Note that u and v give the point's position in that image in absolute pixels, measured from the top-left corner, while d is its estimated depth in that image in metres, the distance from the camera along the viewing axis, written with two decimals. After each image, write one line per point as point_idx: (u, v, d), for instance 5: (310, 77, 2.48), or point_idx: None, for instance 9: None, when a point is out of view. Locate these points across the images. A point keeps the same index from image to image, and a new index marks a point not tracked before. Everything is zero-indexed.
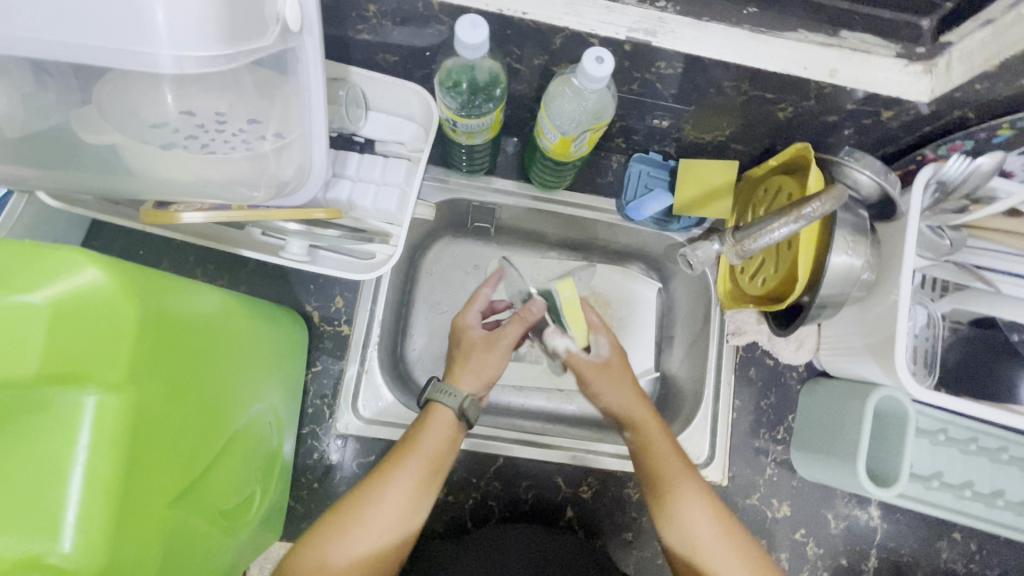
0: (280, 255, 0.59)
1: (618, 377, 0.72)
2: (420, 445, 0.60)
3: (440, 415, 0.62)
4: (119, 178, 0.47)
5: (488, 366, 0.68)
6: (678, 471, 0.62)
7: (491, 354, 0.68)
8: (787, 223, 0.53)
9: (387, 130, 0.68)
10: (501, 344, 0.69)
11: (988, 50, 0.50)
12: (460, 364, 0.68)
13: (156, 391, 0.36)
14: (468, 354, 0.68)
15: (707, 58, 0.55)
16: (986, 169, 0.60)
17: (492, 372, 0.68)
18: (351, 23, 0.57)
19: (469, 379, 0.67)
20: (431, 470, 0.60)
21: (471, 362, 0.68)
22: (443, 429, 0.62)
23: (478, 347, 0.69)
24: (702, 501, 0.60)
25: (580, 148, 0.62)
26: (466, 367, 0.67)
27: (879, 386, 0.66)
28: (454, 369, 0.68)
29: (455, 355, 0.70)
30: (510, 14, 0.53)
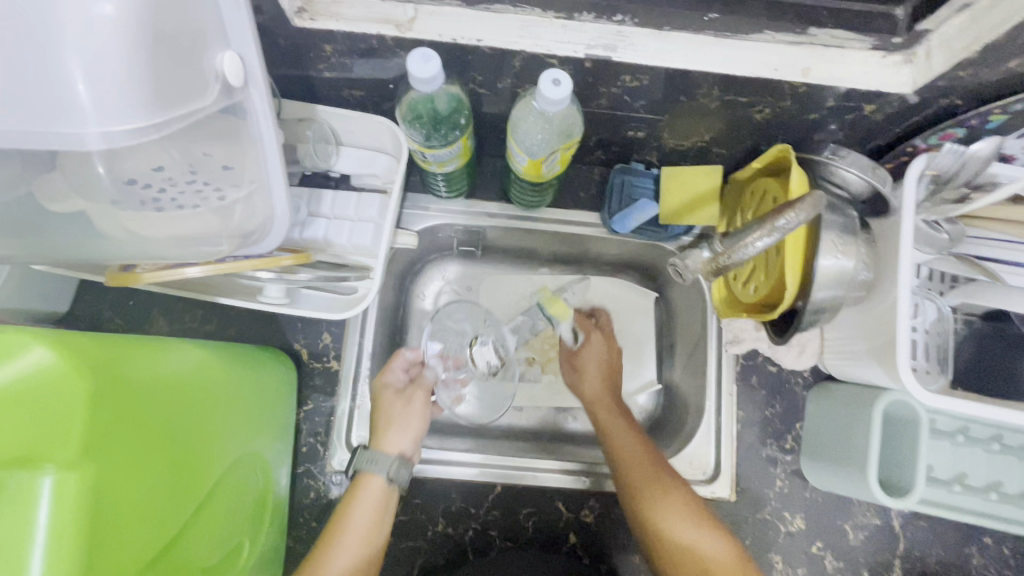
0: (258, 300, 0.59)
1: (604, 352, 0.79)
2: (363, 498, 0.60)
3: (372, 483, 0.60)
4: (87, 244, 0.47)
5: (417, 425, 0.65)
6: (636, 466, 0.64)
7: (416, 409, 0.66)
8: (760, 237, 0.51)
9: (361, 164, 0.66)
10: (418, 393, 0.68)
11: (968, 34, 0.47)
12: (384, 427, 0.64)
13: (124, 457, 0.37)
14: (398, 417, 0.65)
15: (672, 68, 0.53)
16: (984, 155, 0.57)
17: (416, 422, 0.65)
18: (313, 63, 0.58)
19: (399, 445, 0.63)
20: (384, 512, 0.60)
21: (397, 425, 0.64)
22: (375, 498, 0.60)
23: (399, 407, 0.65)
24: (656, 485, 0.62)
25: (552, 167, 0.60)
26: (392, 430, 0.64)
27: (886, 390, 0.63)
28: (378, 435, 0.64)
29: (375, 417, 0.66)
30: (465, 43, 0.52)
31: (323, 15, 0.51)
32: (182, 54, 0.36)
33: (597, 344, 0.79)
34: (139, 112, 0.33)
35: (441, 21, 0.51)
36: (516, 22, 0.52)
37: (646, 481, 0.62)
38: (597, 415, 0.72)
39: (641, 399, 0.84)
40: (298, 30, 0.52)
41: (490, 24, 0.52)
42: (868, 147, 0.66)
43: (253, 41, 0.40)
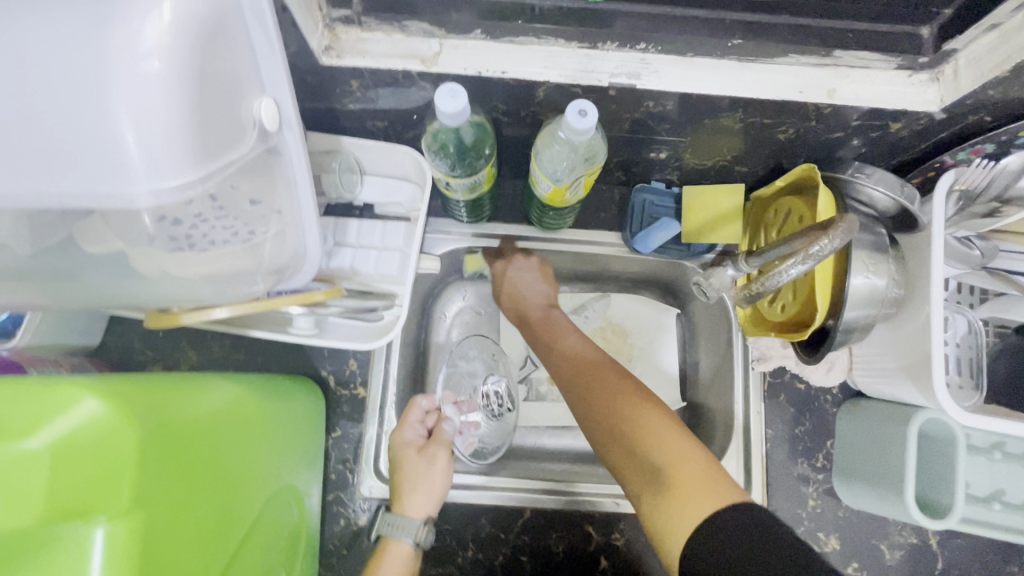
0: (288, 332, 0.59)
1: (539, 275, 0.76)
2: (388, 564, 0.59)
3: (398, 548, 0.61)
4: (126, 286, 0.48)
5: (439, 483, 0.64)
6: (593, 392, 0.60)
7: (437, 465, 0.65)
8: (794, 264, 0.50)
9: (384, 193, 0.67)
10: (438, 448, 0.66)
11: (998, 53, 0.47)
12: (404, 490, 0.63)
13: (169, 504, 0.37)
14: (418, 479, 0.63)
15: (696, 93, 0.53)
16: (1015, 169, 0.57)
17: (438, 480, 0.64)
18: (338, 97, 0.59)
19: (419, 508, 0.62)
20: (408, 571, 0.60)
21: (418, 487, 0.63)
22: (400, 563, 0.60)
23: (419, 467, 0.64)
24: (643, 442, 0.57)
25: (576, 193, 0.61)
26: (414, 493, 0.63)
27: (920, 408, 0.62)
28: (399, 496, 0.63)
29: (393, 476, 0.65)
30: (489, 75, 0.53)
31: (349, 52, 0.52)
32: (223, 105, 0.37)
33: (523, 271, 0.75)
34: (185, 167, 0.35)
35: (465, 55, 0.52)
36: (539, 52, 0.52)
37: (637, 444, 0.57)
38: (575, 384, 0.63)
39: None
40: (325, 67, 0.53)
41: (514, 55, 0.52)
42: (891, 163, 0.65)
43: (287, 84, 0.41)
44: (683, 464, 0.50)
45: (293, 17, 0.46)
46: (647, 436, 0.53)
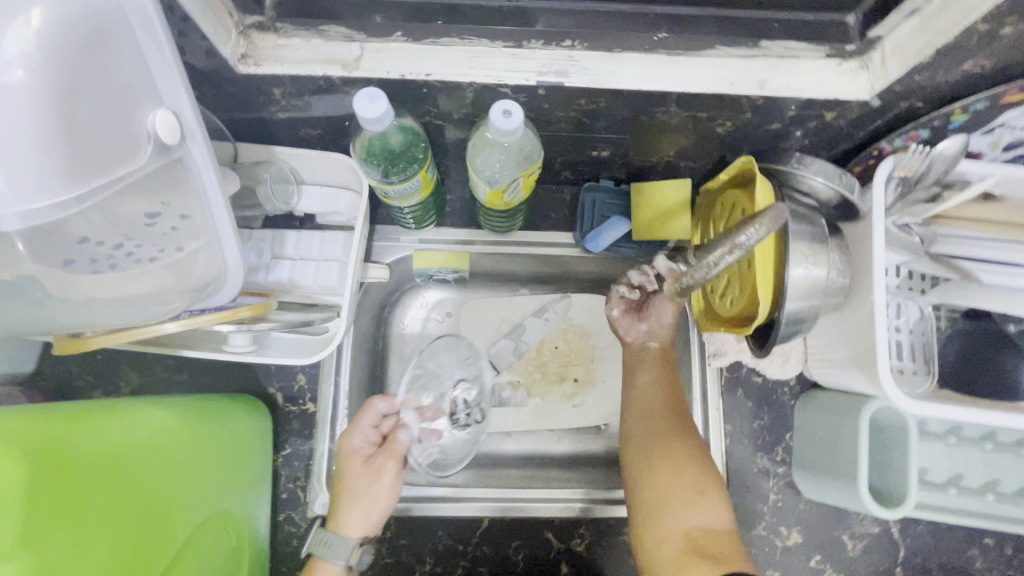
0: (223, 350, 0.57)
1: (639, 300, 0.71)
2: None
3: (326, 568, 0.58)
4: (34, 314, 0.46)
5: (383, 499, 0.61)
6: (651, 420, 0.64)
7: (383, 480, 0.61)
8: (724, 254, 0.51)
9: (323, 202, 0.65)
10: (389, 459, 0.62)
11: (921, 39, 0.47)
12: (343, 505, 0.60)
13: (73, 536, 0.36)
14: (357, 494, 0.60)
15: (626, 89, 0.52)
16: (952, 153, 0.56)
17: (384, 494, 0.61)
18: (264, 106, 0.57)
19: (359, 525, 0.60)
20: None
21: (355, 506, 0.60)
22: None
23: (363, 481, 0.61)
24: (677, 437, 0.62)
25: (516, 194, 0.60)
26: (355, 508, 0.60)
27: (870, 397, 0.62)
28: (339, 510, 0.61)
29: (337, 486, 0.62)
30: (413, 78, 0.51)
31: (267, 60, 0.50)
32: (105, 118, 0.36)
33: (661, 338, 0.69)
34: (55, 183, 0.34)
35: (387, 58, 0.50)
36: (464, 53, 0.51)
37: (665, 435, 0.62)
38: (635, 423, 0.65)
39: None
40: (242, 75, 0.51)
41: (438, 57, 0.51)
42: (833, 152, 0.65)
43: (187, 96, 0.39)
44: (716, 541, 0.55)
45: (196, 24, 0.44)
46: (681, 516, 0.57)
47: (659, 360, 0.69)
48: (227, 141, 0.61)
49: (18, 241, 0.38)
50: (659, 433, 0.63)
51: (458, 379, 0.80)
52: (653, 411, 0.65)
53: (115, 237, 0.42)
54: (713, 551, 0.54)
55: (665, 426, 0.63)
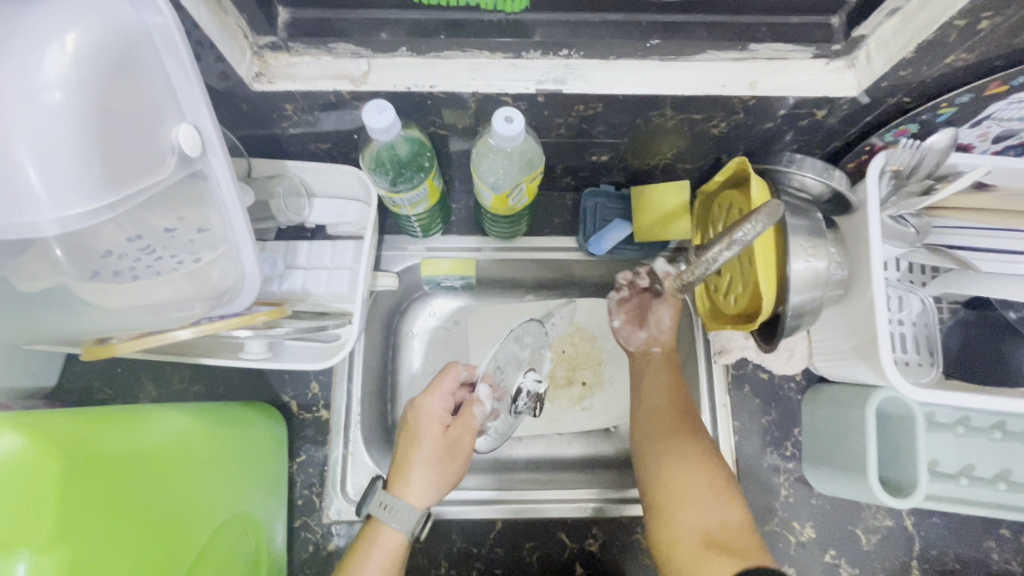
0: (241, 357, 0.60)
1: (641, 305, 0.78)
2: (382, 542, 0.58)
3: (385, 529, 0.59)
4: (64, 321, 0.48)
5: (453, 466, 0.62)
6: (662, 404, 0.68)
7: (454, 448, 0.63)
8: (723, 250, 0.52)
9: (334, 213, 0.67)
10: (464, 429, 0.64)
11: (902, 36, 0.49)
12: (413, 470, 0.60)
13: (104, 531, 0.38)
14: (430, 461, 0.61)
15: (622, 94, 0.54)
16: (942, 147, 0.58)
17: (456, 462, 0.62)
18: (277, 122, 0.60)
19: (422, 490, 0.60)
20: (397, 566, 0.58)
21: (427, 473, 0.60)
22: (388, 545, 0.58)
23: (437, 449, 0.62)
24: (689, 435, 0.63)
25: (520, 199, 0.62)
26: (420, 473, 0.60)
27: (877, 387, 0.63)
28: (405, 475, 0.61)
29: (407, 448, 0.62)
30: (418, 90, 0.54)
31: (279, 76, 0.53)
32: (134, 133, 0.38)
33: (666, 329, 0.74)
34: (91, 196, 0.36)
35: (393, 73, 0.54)
36: (466, 66, 0.54)
37: (678, 431, 0.64)
38: (645, 403, 0.69)
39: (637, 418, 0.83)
40: (257, 93, 0.54)
41: (441, 70, 0.54)
42: (826, 150, 0.67)
43: (209, 114, 0.42)
44: (725, 527, 0.55)
45: (216, 45, 0.47)
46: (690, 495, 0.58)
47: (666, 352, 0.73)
48: (242, 156, 0.63)
49: (54, 248, 0.40)
50: (674, 432, 0.64)
51: (526, 368, 0.79)
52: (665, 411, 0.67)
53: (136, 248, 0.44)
54: (729, 545, 0.53)
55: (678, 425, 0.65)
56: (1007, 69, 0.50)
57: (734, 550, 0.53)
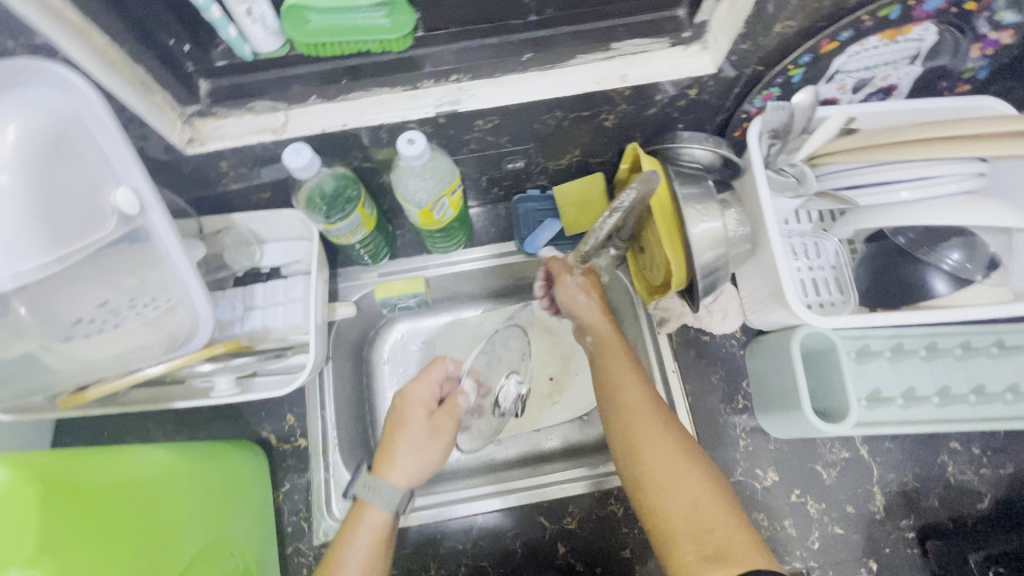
0: (210, 397, 0.64)
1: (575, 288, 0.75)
2: (364, 525, 0.61)
3: (369, 513, 0.62)
4: (36, 380, 0.53)
5: (436, 452, 0.66)
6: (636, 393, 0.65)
7: (438, 434, 0.67)
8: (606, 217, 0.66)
9: (284, 253, 0.75)
10: (446, 420, 0.68)
11: (733, 14, 0.56)
12: (398, 451, 0.64)
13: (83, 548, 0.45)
14: (415, 445, 0.65)
15: (512, 104, 0.61)
16: (807, 103, 0.64)
17: (438, 450, 0.67)
18: (217, 180, 0.66)
19: (403, 473, 0.63)
20: (379, 550, 0.60)
21: (412, 455, 0.64)
22: (372, 529, 0.61)
23: (423, 434, 0.66)
24: (664, 447, 0.60)
25: (445, 213, 0.68)
26: (401, 456, 0.64)
27: (800, 325, 0.68)
28: (390, 457, 0.64)
29: (394, 432, 0.66)
30: (333, 130, 0.61)
31: (210, 138, 0.59)
32: (76, 200, 0.45)
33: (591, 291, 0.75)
34: (40, 253, 0.43)
35: (309, 118, 0.60)
36: (371, 102, 0.61)
37: (652, 444, 0.61)
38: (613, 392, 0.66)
39: None
40: (192, 156, 0.60)
41: (350, 109, 0.61)
42: (713, 124, 0.74)
43: (143, 174, 0.50)
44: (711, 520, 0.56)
45: (145, 120, 0.53)
46: (667, 488, 0.58)
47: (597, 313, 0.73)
48: (191, 218, 0.70)
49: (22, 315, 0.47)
50: (649, 448, 0.60)
51: (510, 370, 0.84)
52: (636, 422, 0.62)
53: (99, 308, 0.51)
54: (723, 551, 0.54)
55: (655, 437, 0.61)
56: (830, 28, 0.58)
57: (729, 560, 0.53)
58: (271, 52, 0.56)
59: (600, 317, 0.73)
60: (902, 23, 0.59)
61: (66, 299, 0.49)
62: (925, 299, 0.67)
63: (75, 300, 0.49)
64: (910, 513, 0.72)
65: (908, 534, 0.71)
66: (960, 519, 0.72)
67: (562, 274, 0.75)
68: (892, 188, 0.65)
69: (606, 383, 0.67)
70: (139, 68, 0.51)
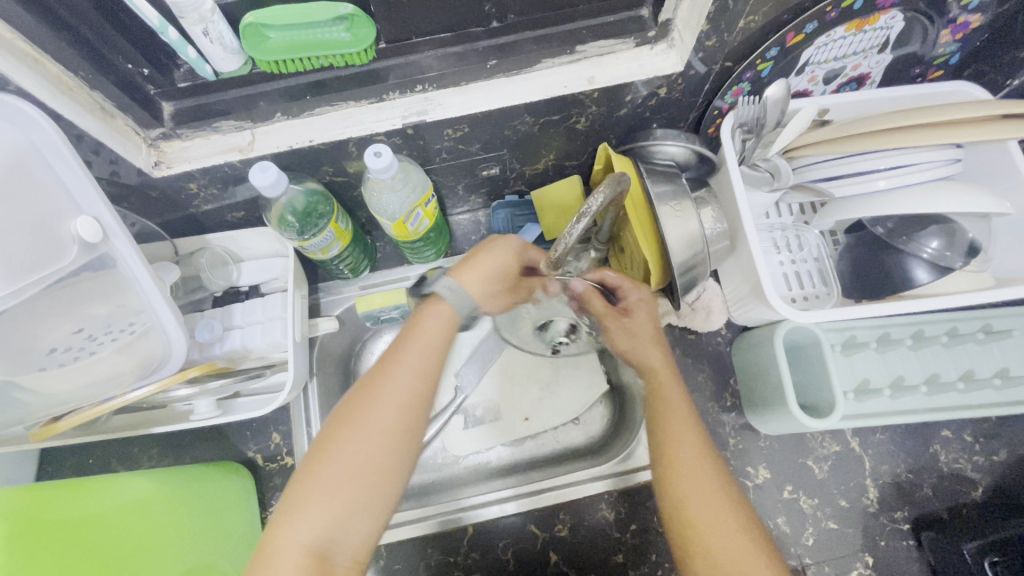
0: (191, 420, 0.65)
1: (636, 325, 0.66)
2: (421, 335, 0.57)
3: (439, 311, 0.59)
4: (9, 412, 0.52)
5: (495, 303, 0.64)
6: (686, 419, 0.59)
7: (509, 293, 0.65)
8: (575, 224, 0.58)
9: (261, 271, 0.75)
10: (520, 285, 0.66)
11: (694, 12, 0.56)
12: (481, 275, 0.61)
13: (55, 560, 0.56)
14: (498, 275, 0.62)
15: (479, 112, 0.61)
16: (778, 95, 0.64)
17: (499, 304, 0.65)
18: (189, 202, 0.66)
19: (480, 288, 0.61)
20: (430, 367, 0.56)
21: (489, 289, 0.62)
22: (439, 323, 0.58)
23: (507, 282, 0.64)
24: (722, 517, 0.53)
25: (419, 225, 0.68)
26: (482, 276, 0.61)
27: (782, 321, 0.68)
28: (473, 271, 0.61)
29: (484, 251, 0.62)
30: (299, 146, 0.60)
31: (177, 160, 0.59)
32: (36, 230, 0.47)
33: (642, 310, 0.67)
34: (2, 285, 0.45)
35: (275, 136, 0.60)
36: (338, 117, 0.60)
37: (707, 507, 0.54)
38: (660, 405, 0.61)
39: (598, 405, 0.87)
40: (160, 179, 0.59)
41: (317, 124, 0.60)
42: (687, 121, 0.74)
43: (103, 202, 0.51)
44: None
45: (106, 146, 0.53)
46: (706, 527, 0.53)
47: (649, 333, 0.66)
48: (165, 240, 0.70)
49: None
50: (684, 474, 0.56)
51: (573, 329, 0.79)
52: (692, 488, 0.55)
53: (74, 335, 0.52)
54: None
55: (715, 511, 0.54)
56: (795, 20, 0.57)
57: None
58: (232, 71, 0.55)
59: (649, 347, 0.66)
60: (867, 13, 0.59)
61: (37, 330, 0.49)
62: (907, 289, 0.66)
63: (46, 333, 0.50)
64: (904, 504, 0.71)
65: (903, 527, 0.71)
66: (954, 509, 0.71)
67: (603, 314, 0.68)
68: (867, 177, 0.63)
69: (660, 429, 0.59)
70: (97, 93, 0.51)
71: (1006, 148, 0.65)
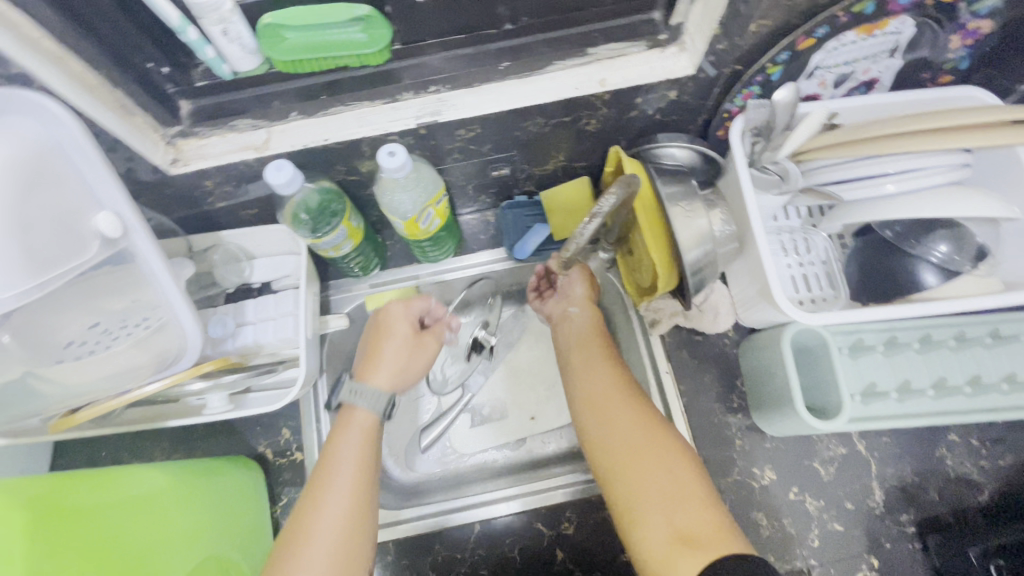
0: (203, 414, 0.65)
1: (576, 296, 0.73)
2: (352, 426, 0.60)
3: (359, 413, 0.61)
4: (27, 402, 0.54)
5: (412, 369, 0.67)
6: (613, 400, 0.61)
7: (418, 359, 0.68)
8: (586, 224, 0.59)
9: (273, 269, 0.76)
10: (427, 345, 0.69)
11: (706, 14, 0.56)
12: (379, 363, 0.65)
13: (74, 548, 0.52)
14: (393, 357, 0.66)
15: (491, 113, 0.61)
16: (788, 98, 0.63)
17: (417, 369, 0.68)
18: (205, 199, 0.67)
19: (386, 376, 0.65)
20: (370, 448, 0.60)
21: (395, 365, 0.65)
22: (363, 425, 0.61)
23: (404, 349, 0.67)
24: (660, 476, 0.53)
25: (430, 224, 0.69)
26: (381, 367, 0.65)
27: (790, 323, 0.68)
28: (371, 366, 0.65)
29: (379, 340, 0.67)
30: (313, 145, 0.60)
31: (194, 158, 0.59)
32: (58, 227, 0.48)
33: (581, 281, 0.74)
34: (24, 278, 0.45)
35: (290, 135, 0.60)
36: (352, 116, 0.61)
37: (643, 470, 0.54)
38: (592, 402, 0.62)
39: None
40: (178, 176, 0.60)
41: (330, 123, 0.61)
42: (696, 124, 0.74)
43: (124, 200, 0.51)
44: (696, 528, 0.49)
45: (126, 143, 0.54)
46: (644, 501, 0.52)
47: (583, 299, 0.73)
48: (179, 237, 0.71)
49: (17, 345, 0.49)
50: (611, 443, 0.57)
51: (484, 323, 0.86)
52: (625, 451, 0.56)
53: (90, 329, 0.53)
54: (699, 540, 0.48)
55: (642, 470, 0.54)
56: (806, 25, 0.58)
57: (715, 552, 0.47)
58: (249, 70, 0.56)
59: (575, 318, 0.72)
60: (878, 17, 0.59)
61: (55, 322, 0.51)
62: (915, 292, 0.67)
63: (64, 325, 0.52)
64: (909, 507, 0.72)
65: (908, 529, 0.71)
66: (960, 512, 0.71)
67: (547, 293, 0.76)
68: (875, 180, 0.63)
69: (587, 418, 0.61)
70: (118, 91, 0.52)
71: (1016, 152, 0.65)
